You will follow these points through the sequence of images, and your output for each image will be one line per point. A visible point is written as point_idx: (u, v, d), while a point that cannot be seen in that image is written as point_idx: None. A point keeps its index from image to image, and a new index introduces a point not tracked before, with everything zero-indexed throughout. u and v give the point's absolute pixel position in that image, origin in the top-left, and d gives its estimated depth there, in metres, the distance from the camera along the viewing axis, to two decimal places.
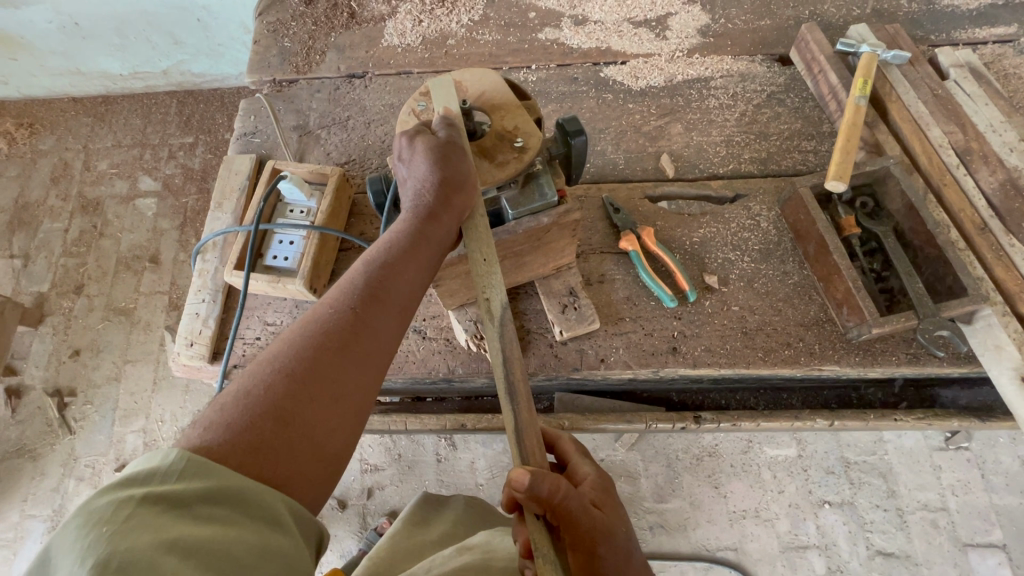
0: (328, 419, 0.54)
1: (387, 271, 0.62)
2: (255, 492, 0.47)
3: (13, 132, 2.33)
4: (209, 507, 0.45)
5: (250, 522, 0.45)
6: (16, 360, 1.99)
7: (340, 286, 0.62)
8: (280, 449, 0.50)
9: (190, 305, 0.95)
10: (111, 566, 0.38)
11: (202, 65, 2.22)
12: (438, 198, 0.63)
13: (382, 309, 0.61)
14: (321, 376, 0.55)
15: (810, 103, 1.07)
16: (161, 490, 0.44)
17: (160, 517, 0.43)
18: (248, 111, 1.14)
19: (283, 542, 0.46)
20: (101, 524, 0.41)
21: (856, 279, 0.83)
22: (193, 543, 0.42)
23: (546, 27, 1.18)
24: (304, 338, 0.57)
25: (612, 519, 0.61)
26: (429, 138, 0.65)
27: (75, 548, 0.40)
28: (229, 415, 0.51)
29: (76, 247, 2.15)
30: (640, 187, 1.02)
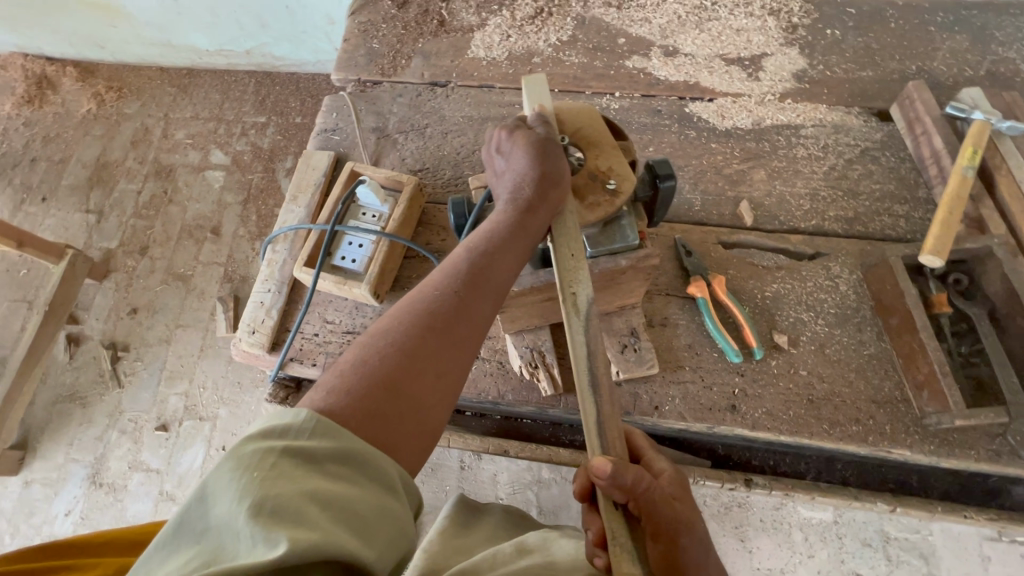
0: (431, 393, 0.58)
1: (487, 258, 0.64)
2: (373, 455, 0.50)
3: (104, 94, 2.47)
4: (337, 465, 0.48)
5: (369, 484, 0.49)
6: (79, 310, 2.11)
7: (442, 270, 0.64)
8: (391, 417, 0.54)
9: (257, 293, 0.98)
10: (266, 509, 0.42)
11: (283, 49, 2.29)
12: (537, 191, 0.64)
13: (482, 294, 0.63)
14: (426, 353, 0.58)
15: (907, 165, 1.01)
16: (298, 445, 0.47)
17: (298, 469, 0.46)
18: (331, 108, 1.17)
19: (395, 505, 0.50)
20: (251, 470, 0.44)
21: (943, 364, 0.78)
22: (329, 495, 0.45)
23: (634, 55, 1.16)
24: (410, 316, 0.60)
25: (688, 514, 0.61)
26: (527, 132, 0.67)
27: (231, 487, 0.44)
28: (344, 383, 0.55)
29: (146, 210, 2.26)
30: (714, 232, 0.98)
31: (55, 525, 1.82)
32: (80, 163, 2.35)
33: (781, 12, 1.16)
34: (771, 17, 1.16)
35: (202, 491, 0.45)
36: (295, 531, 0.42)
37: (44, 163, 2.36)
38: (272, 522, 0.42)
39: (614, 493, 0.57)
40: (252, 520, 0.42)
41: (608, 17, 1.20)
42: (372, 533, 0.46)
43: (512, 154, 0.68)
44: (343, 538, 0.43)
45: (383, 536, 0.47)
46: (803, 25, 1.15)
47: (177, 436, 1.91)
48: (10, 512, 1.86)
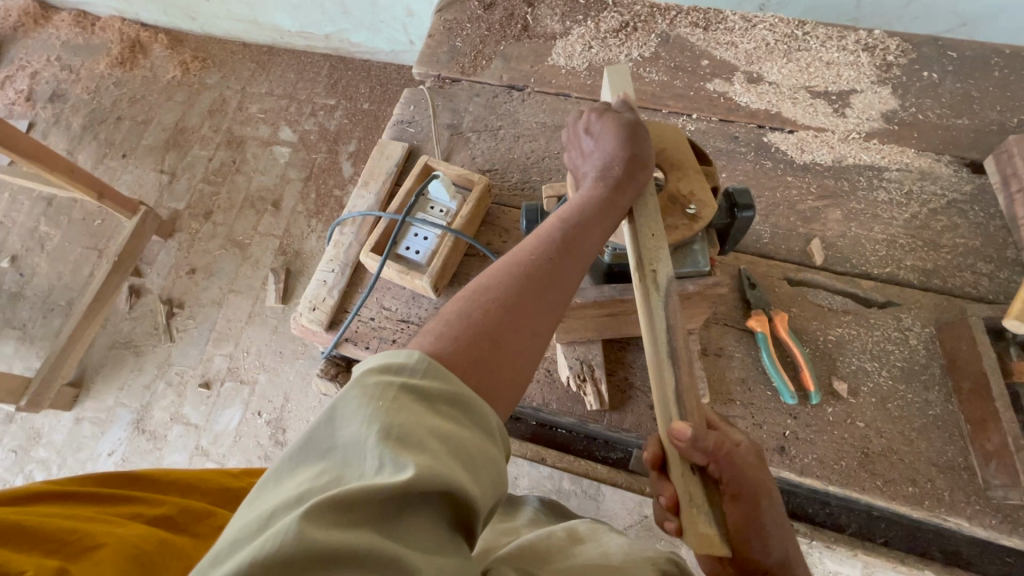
0: (523, 352, 0.58)
1: (580, 229, 0.63)
2: (475, 402, 0.51)
3: (190, 63, 2.60)
4: (446, 406, 0.50)
5: (474, 427, 0.50)
6: (143, 264, 2.23)
7: (534, 238, 0.64)
8: (488, 368, 0.55)
9: (321, 271, 1.01)
10: (392, 435, 0.44)
11: (361, 36, 2.36)
12: (625, 172, 0.66)
13: (574, 263, 0.63)
14: (521, 314, 0.59)
15: (996, 222, 0.96)
16: (414, 382, 0.49)
17: (415, 404, 0.48)
18: (409, 101, 1.20)
19: (496, 451, 0.51)
20: (377, 399, 0.46)
21: (1017, 437, 0.75)
22: (445, 431, 0.47)
23: (716, 78, 1.14)
24: (504, 278, 0.61)
25: (767, 479, 0.59)
26: (617, 115, 0.69)
27: (357, 413, 0.46)
28: (446, 334, 0.55)
29: (215, 177, 2.37)
30: (781, 267, 0.96)
31: (98, 463, 1.93)
32: (161, 126, 2.49)
33: (877, 49, 1.13)
34: (866, 52, 1.13)
35: (326, 415, 0.48)
36: (421, 458, 0.44)
37: (128, 122, 2.51)
38: (400, 447, 0.44)
39: (696, 458, 0.55)
40: (381, 443, 0.44)
41: (693, 37, 1.19)
42: (481, 473, 0.47)
43: (601, 136, 0.70)
44: (460, 472, 0.45)
45: (488, 478, 0.48)
46: (898, 64, 1.11)
47: (218, 396, 1.99)
48: (59, 444, 1.99)
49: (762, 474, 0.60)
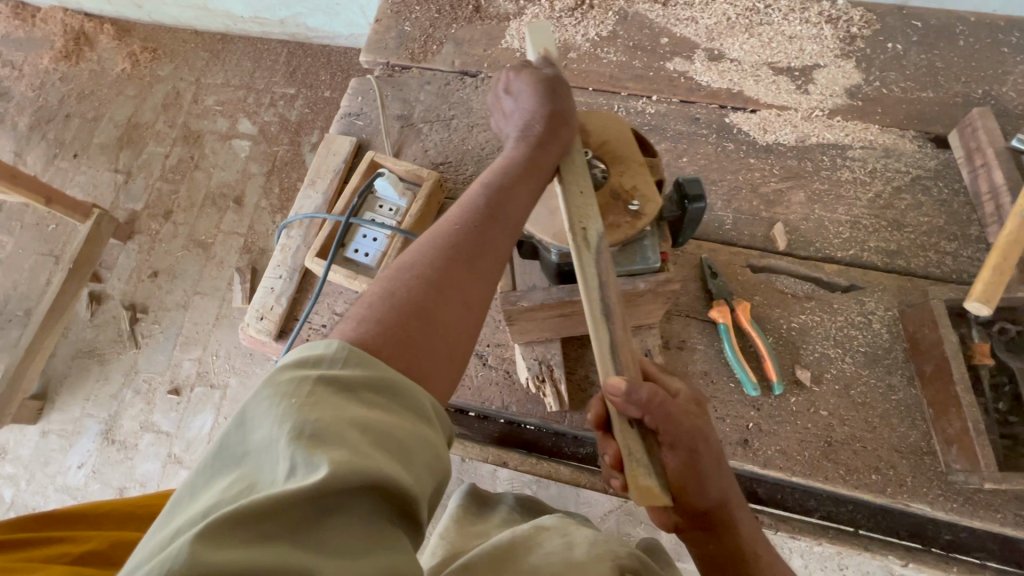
0: (459, 324, 0.56)
1: (507, 191, 0.61)
2: (406, 383, 0.49)
3: (139, 54, 2.47)
4: (370, 393, 0.46)
5: (403, 412, 0.47)
6: (102, 269, 2.15)
7: (459, 208, 0.62)
8: (422, 343, 0.52)
9: (268, 278, 0.97)
10: (305, 432, 0.41)
11: (318, 20, 2.25)
12: (546, 127, 0.64)
13: (504, 229, 0.61)
14: (453, 286, 0.57)
15: (960, 198, 0.94)
16: (332, 372, 0.46)
17: (334, 396, 0.44)
18: (357, 92, 1.14)
19: (431, 433, 0.48)
20: (289, 397, 0.43)
21: (977, 420, 0.73)
22: (368, 419, 0.44)
23: (676, 57, 1.10)
24: (433, 251, 0.58)
25: (705, 425, 0.57)
26: (534, 71, 0.68)
27: (269, 413, 0.43)
28: (371, 314, 0.53)
29: (172, 174, 2.27)
30: (743, 254, 0.93)
31: (67, 476, 1.88)
32: (112, 122, 2.37)
33: (840, 20, 1.09)
34: (829, 25, 1.08)
35: (240, 419, 0.45)
36: (336, 453, 0.40)
37: (77, 120, 2.39)
38: (314, 445, 0.40)
39: (628, 411, 0.52)
40: (293, 442, 0.41)
41: (652, 13, 1.14)
42: (411, 460, 0.44)
43: (520, 95, 0.68)
44: (384, 461, 0.42)
45: (421, 463, 0.45)
46: (862, 37, 1.07)
47: (188, 402, 1.94)
48: (26, 459, 1.93)
49: (698, 420, 0.57)
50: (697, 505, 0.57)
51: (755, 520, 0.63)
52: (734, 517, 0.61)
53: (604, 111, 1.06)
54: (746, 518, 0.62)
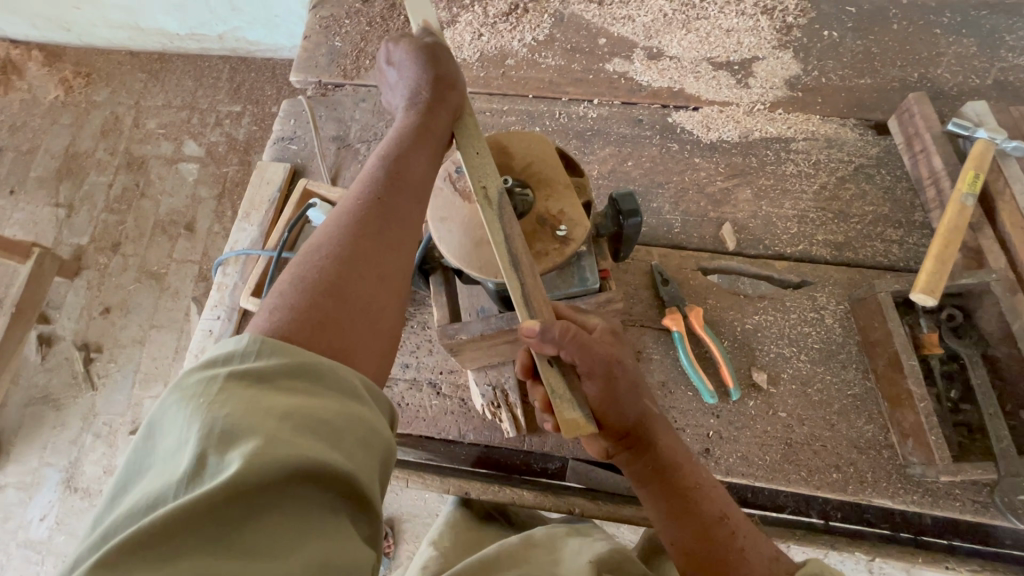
0: (384, 296, 0.53)
1: (405, 156, 0.60)
2: (328, 363, 0.44)
3: (71, 80, 2.34)
4: (289, 379, 0.42)
5: (329, 392, 0.43)
6: (50, 309, 2.05)
7: (360, 181, 0.59)
8: (343, 319, 0.49)
9: (204, 320, 0.92)
10: (214, 430, 0.38)
11: (257, 34, 2.15)
12: (433, 93, 0.65)
13: (413, 196, 0.59)
14: (371, 259, 0.53)
15: (903, 184, 0.94)
16: (245, 364, 0.42)
17: (248, 388, 0.40)
18: (289, 114, 1.09)
19: (364, 411, 0.44)
20: (197, 397, 0.40)
21: (930, 413, 0.73)
22: (288, 406, 0.40)
23: (615, 57, 1.07)
24: (343, 227, 0.55)
25: (619, 350, 0.60)
26: (414, 42, 0.68)
27: (177, 418, 0.39)
28: (284, 297, 0.50)
29: (117, 204, 2.18)
30: (694, 257, 0.92)
31: (30, 530, 1.81)
32: (49, 154, 2.26)
33: (776, 11, 1.07)
34: (765, 15, 1.07)
35: (149, 430, 0.41)
36: (249, 447, 0.37)
37: (10, 154, 2.26)
38: (223, 443, 0.37)
39: (545, 349, 0.56)
40: (201, 444, 0.37)
41: (588, 14, 1.11)
42: (340, 442, 0.41)
43: (405, 68, 0.69)
44: (308, 445, 0.39)
45: (352, 444, 0.42)
46: (798, 26, 1.06)
47: None
48: None
49: (613, 348, 0.60)
50: (619, 424, 0.61)
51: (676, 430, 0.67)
52: (658, 434, 0.65)
53: (545, 118, 1.04)
54: (670, 434, 0.66)
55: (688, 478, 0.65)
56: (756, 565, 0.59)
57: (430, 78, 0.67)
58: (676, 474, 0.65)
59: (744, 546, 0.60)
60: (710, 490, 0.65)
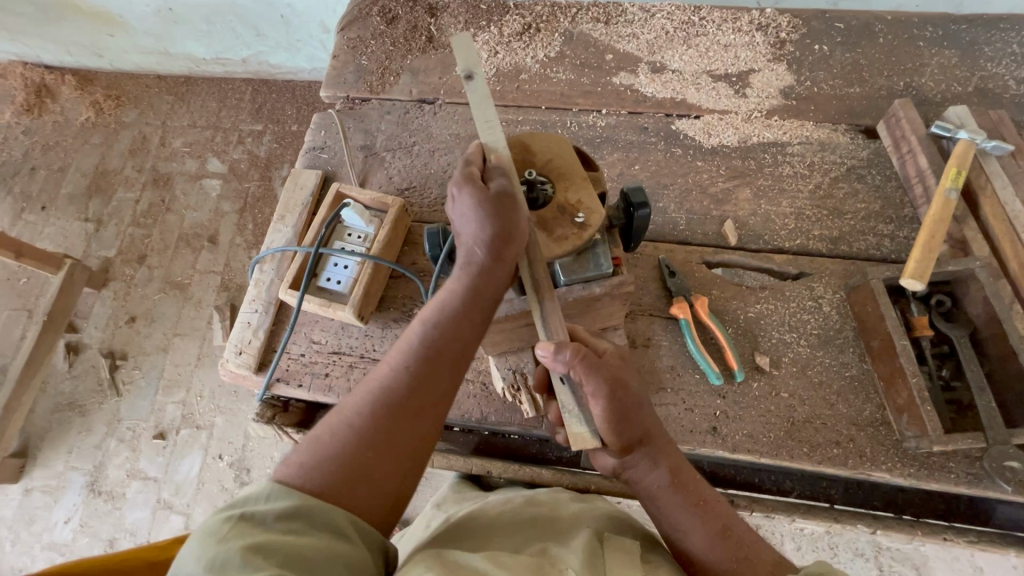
0: (387, 449, 0.63)
1: (439, 333, 0.67)
2: (325, 511, 0.58)
3: (102, 102, 2.46)
4: (289, 522, 0.56)
5: (321, 532, 0.57)
6: (78, 319, 2.13)
7: (400, 348, 0.68)
8: (346, 486, 0.61)
9: (244, 313, 0.99)
10: (219, 558, 0.51)
11: (279, 57, 2.26)
12: (489, 256, 0.64)
13: (435, 360, 0.67)
14: (382, 417, 0.64)
15: (893, 183, 1.01)
16: (252, 510, 0.56)
17: (252, 527, 0.55)
18: (320, 126, 1.17)
19: (345, 547, 0.57)
20: (214, 531, 0.54)
21: (921, 388, 0.78)
22: (276, 546, 0.53)
23: (621, 71, 1.16)
24: (370, 395, 0.66)
25: (624, 373, 0.65)
26: (480, 188, 0.64)
27: (196, 545, 0.53)
28: (314, 459, 0.62)
29: (144, 219, 2.28)
30: (699, 252, 0.99)
31: (55, 533, 1.86)
32: (80, 172, 2.37)
33: (770, 27, 1.16)
34: (759, 32, 1.16)
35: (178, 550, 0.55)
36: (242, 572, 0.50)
37: (44, 172, 2.38)
38: (223, 569, 0.50)
39: (558, 369, 0.63)
40: (208, 569, 0.51)
41: (595, 32, 1.20)
42: (317, 570, 0.54)
43: (466, 211, 0.66)
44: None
45: (329, 571, 0.54)
46: (791, 41, 1.15)
47: (175, 445, 1.94)
48: (11, 518, 1.90)
49: (616, 369, 0.65)
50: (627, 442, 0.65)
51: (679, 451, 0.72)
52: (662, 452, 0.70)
53: (557, 127, 1.12)
54: (675, 460, 0.70)
55: (692, 496, 0.70)
56: (758, 567, 0.67)
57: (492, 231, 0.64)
58: (680, 490, 0.70)
59: (744, 557, 0.68)
60: (712, 508, 0.70)
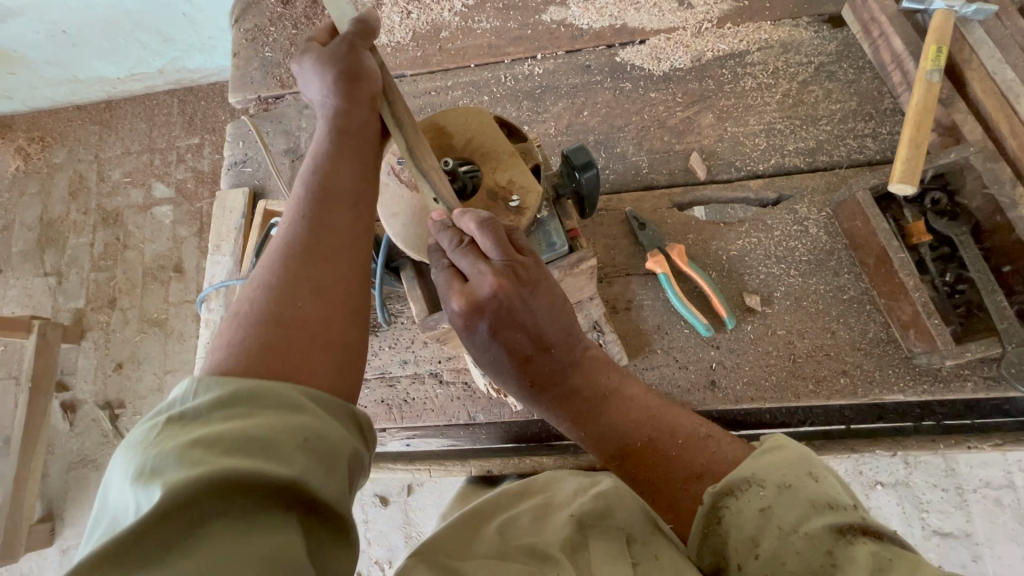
0: (317, 307, 0.53)
1: (326, 176, 0.59)
2: (262, 387, 0.46)
3: (26, 146, 2.25)
4: (225, 409, 0.44)
5: (270, 410, 0.45)
6: (66, 376, 2.08)
7: (290, 208, 0.59)
8: (277, 349, 0.50)
9: (201, 358, 0.93)
10: (145, 470, 0.40)
11: (196, 60, 2.02)
12: (342, 92, 0.61)
13: (337, 204, 0.58)
14: (300, 279, 0.54)
15: (867, 74, 0.91)
16: (181, 409, 0.44)
17: (185, 426, 0.43)
18: (236, 137, 1.06)
19: (307, 419, 0.45)
20: (135, 446, 0.42)
21: (927, 301, 0.72)
22: (216, 434, 0.41)
23: (550, 6, 1.02)
24: (274, 262, 0.56)
25: (518, 270, 0.58)
26: (314, 50, 0.65)
27: (123, 469, 0.42)
28: (224, 343, 0.51)
29: (103, 261, 2.17)
30: (667, 195, 0.90)
31: None
32: (25, 226, 2.24)
33: None
34: None
35: (105, 488, 0.44)
36: (173, 475, 0.38)
37: None
38: (154, 477, 0.39)
39: (454, 234, 0.57)
40: (137, 481, 0.40)
41: None
42: (274, 449, 0.42)
43: (310, 79, 0.65)
44: (231, 464, 0.39)
45: (291, 449, 0.42)
46: None
47: None
48: None
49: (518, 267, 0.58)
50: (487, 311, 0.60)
51: (550, 310, 0.63)
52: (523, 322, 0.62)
53: (492, 86, 1.00)
54: (561, 315, 0.65)
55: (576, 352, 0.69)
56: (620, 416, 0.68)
57: (336, 73, 0.62)
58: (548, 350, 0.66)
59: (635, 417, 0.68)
60: (601, 366, 0.70)
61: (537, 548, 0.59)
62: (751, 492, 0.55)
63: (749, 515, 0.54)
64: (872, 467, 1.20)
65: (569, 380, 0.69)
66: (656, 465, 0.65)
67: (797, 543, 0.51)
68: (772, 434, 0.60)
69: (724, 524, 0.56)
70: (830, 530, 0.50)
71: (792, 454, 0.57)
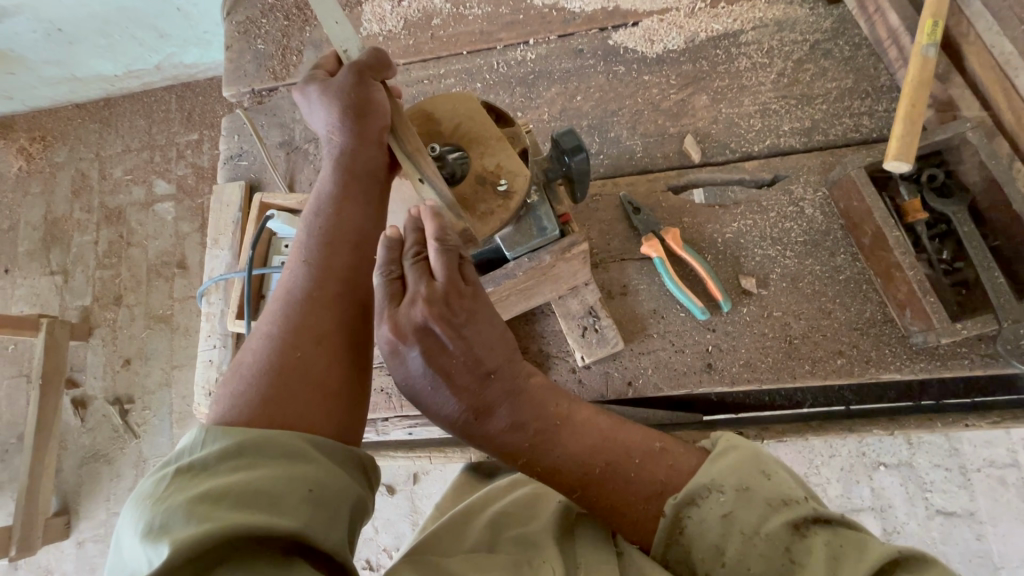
0: (317, 355, 0.60)
1: (329, 224, 0.65)
2: (270, 437, 0.51)
3: (28, 146, 2.27)
4: (229, 463, 0.48)
5: (272, 462, 0.49)
6: (76, 373, 2.11)
7: (297, 249, 0.66)
8: (283, 394, 0.56)
9: (203, 351, 0.94)
10: (154, 525, 0.44)
11: (192, 55, 2.02)
12: (347, 128, 0.64)
13: (338, 253, 0.64)
14: (302, 328, 0.60)
15: (863, 51, 0.89)
16: (188, 462, 0.48)
17: (191, 479, 0.47)
18: (231, 130, 1.07)
19: (307, 468, 0.50)
20: (147, 497, 0.47)
21: (922, 279, 0.72)
22: (222, 487, 0.46)
23: None
24: (282, 304, 0.63)
25: (458, 293, 0.60)
26: (321, 77, 0.67)
27: (134, 516, 0.46)
28: (240, 378, 0.58)
29: (108, 259, 2.19)
30: (662, 178, 0.90)
31: None
32: (30, 225, 2.26)
33: None
34: None
35: (115, 539, 0.47)
36: (181, 531, 0.42)
37: None
38: (164, 531, 0.43)
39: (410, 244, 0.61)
40: (147, 535, 0.43)
41: None
42: (277, 502, 0.46)
43: (316, 104, 0.68)
44: (237, 517, 0.43)
45: (292, 499, 0.47)
46: None
47: None
48: (76, 569, 2.02)
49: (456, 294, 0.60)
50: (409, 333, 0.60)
51: (484, 341, 0.62)
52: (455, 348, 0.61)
53: (484, 73, 1.00)
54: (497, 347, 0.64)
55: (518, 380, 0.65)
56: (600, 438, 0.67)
57: (341, 107, 0.64)
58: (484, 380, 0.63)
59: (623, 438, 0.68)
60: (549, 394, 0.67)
61: (525, 535, 0.59)
62: (712, 500, 0.56)
63: (712, 523, 0.55)
64: (872, 448, 1.24)
65: (516, 410, 0.63)
66: (616, 490, 0.60)
67: (759, 547, 0.52)
68: (721, 434, 0.61)
69: (687, 535, 0.56)
70: (788, 528, 0.52)
71: (746, 456, 0.58)
